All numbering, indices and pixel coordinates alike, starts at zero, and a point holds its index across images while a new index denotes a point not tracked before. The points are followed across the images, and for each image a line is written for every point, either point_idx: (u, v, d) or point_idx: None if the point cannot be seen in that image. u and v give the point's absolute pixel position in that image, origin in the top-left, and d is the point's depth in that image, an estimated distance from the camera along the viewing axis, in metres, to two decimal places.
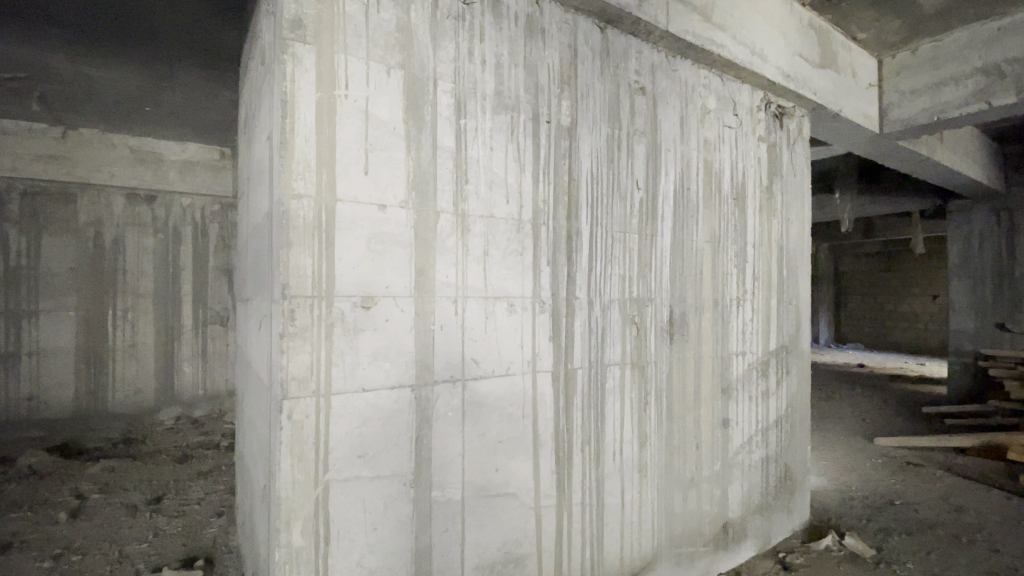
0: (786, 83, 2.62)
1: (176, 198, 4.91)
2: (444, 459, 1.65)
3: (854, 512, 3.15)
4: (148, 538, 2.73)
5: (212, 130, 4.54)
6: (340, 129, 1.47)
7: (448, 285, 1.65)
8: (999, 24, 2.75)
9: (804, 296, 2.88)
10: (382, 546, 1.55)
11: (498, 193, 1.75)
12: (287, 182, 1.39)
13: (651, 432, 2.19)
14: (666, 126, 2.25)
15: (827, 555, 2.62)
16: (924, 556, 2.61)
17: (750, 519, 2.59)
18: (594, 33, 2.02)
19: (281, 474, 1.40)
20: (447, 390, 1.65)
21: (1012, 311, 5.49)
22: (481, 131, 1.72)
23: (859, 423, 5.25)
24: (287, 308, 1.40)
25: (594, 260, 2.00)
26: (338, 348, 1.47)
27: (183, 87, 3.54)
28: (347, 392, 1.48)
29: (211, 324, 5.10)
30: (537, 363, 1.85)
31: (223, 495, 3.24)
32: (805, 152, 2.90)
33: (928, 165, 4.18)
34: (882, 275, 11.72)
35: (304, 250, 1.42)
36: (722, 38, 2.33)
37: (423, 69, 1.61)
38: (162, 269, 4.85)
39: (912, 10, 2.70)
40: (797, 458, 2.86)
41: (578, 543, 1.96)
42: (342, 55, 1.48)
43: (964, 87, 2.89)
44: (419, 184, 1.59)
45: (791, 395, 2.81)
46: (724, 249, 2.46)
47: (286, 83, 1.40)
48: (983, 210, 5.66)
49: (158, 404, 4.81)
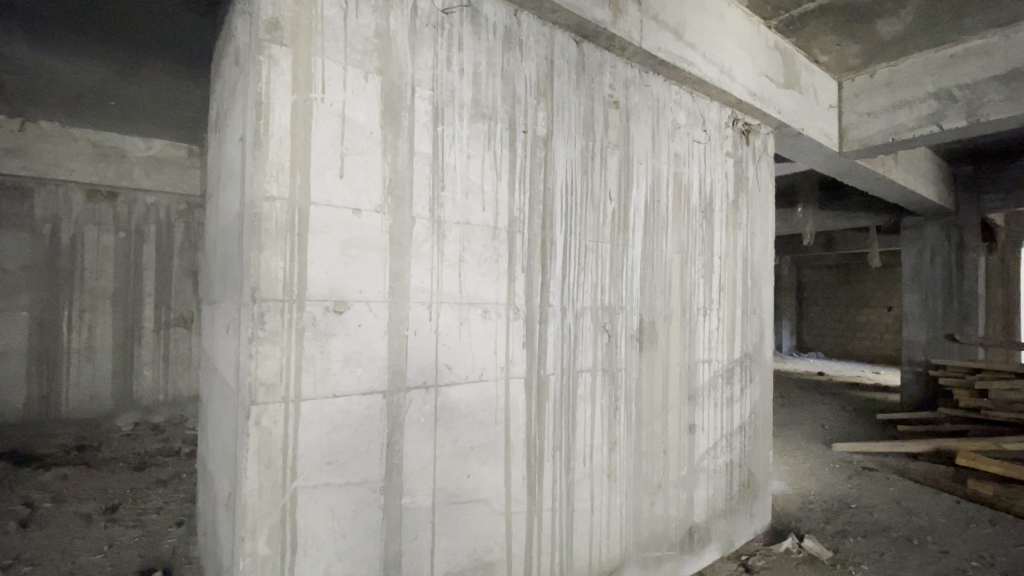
0: (752, 101, 2.73)
1: (140, 196, 4.74)
2: (415, 466, 1.65)
3: (813, 515, 3.26)
4: (104, 548, 2.62)
5: (180, 127, 4.42)
6: (316, 132, 1.47)
7: (423, 291, 1.66)
8: (951, 51, 2.93)
9: (767, 306, 2.99)
10: (350, 555, 1.53)
11: (475, 200, 1.77)
12: (260, 184, 1.38)
13: (620, 437, 2.23)
14: (638, 139, 2.31)
15: (788, 557, 2.71)
16: (878, 558, 2.72)
17: (715, 522, 2.66)
18: (571, 47, 2.07)
19: (247, 481, 1.38)
20: (419, 396, 1.65)
21: (961, 323, 5.81)
22: (459, 138, 1.74)
23: (819, 428, 5.44)
24: (257, 312, 1.38)
25: (567, 268, 2.04)
26: (310, 352, 1.45)
27: (150, 82, 3.44)
28: (318, 397, 1.47)
29: (174, 326, 4.93)
30: (510, 369, 1.87)
31: (184, 503, 3.13)
32: (770, 167, 3.01)
33: (884, 183, 4.39)
34: (842, 286, 12.21)
35: (276, 252, 1.41)
36: (693, 56, 2.42)
37: (401, 75, 1.61)
38: (123, 269, 4.68)
39: (870, 36, 2.85)
40: (758, 463, 2.94)
41: (547, 548, 1.98)
42: (319, 58, 1.48)
43: (917, 110, 3.06)
44: (396, 189, 1.60)
45: (754, 401, 2.90)
46: (692, 260, 2.53)
47: (262, 85, 1.39)
48: (935, 227, 5.98)
49: (115, 409, 4.62)
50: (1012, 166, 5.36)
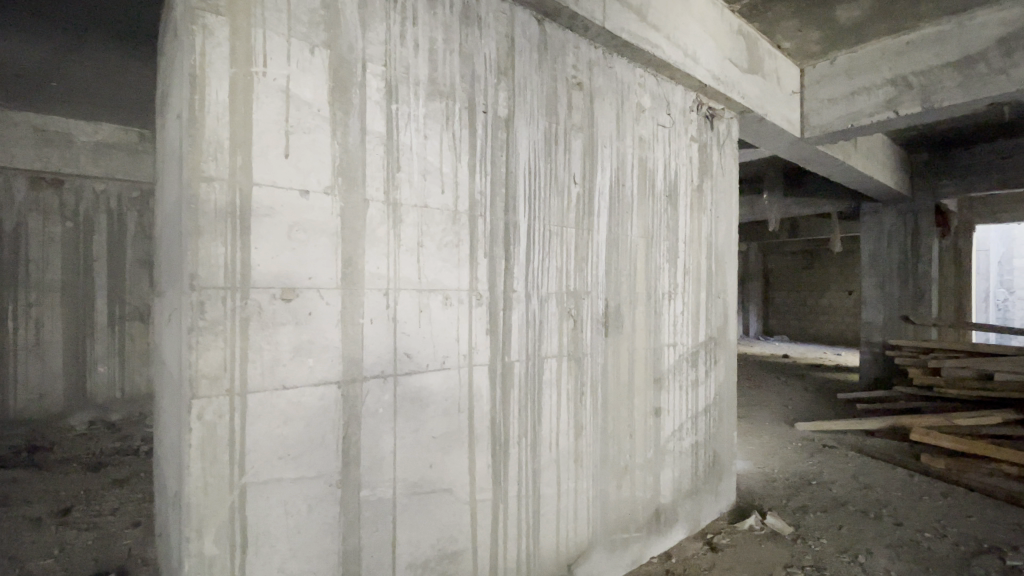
0: (715, 86, 2.73)
1: (87, 182, 4.49)
2: (374, 458, 1.60)
3: (776, 492, 3.36)
4: (54, 553, 2.49)
5: (129, 111, 4.18)
6: (258, 109, 1.38)
7: (379, 277, 1.59)
8: (906, 38, 2.98)
9: (731, 291, 3.03)
10: (306, 552, 1.48)
11: (433, 182, 1.71)
12: (196, 164, 1.29)
13: (586, 422, 2.22)
14: (603, 122, 2.28)
15: (751, 534, 2.78)
16: (836, 531, 2.82)
17: (681, 503, 2.70)
18: (532, 25, 2.01)
19: (190, 479, 1.31)
20: (377, 386, 1.60)
21: (915, 304, 6.04)
22: (415, 118, 1.67)
23: (783, 409, 5.61)
24: (197, 300, 1.30)
25: (531, 253, 2.00)
26: (256, 343, 1.38)
27: (92, 61, 3.22)
28: (266, 390, 1.40)
29: (130, 320, 4.72)
30: (473, 357, 1.83)
31: (141, 504, 3.00)
32: (734, 152, 3.03)
33: (843, 169, 4.48)
34: (805, 271, 12.60)
35: (216, 237, 1.32)
36: (656, 38, 2.39)
37: (351, 50, 1.53)
38: (71, 261, 4.44)
39: (831, 22, 2.88)
40: (723, 445, 2.99)
41: (514, 535, 1.97)
42: (260, 29, 1.38)
43: (875, 96, 3.11)
44: (347, 169, 1.52)
45: (718, 384, 2.94)
46: (657, 244, 2.53)
47: (196, 57, 1.29)
48: (892, 212, 6.18)
49: (68, 409, 4.39)
50: (964, 153, 5.56)
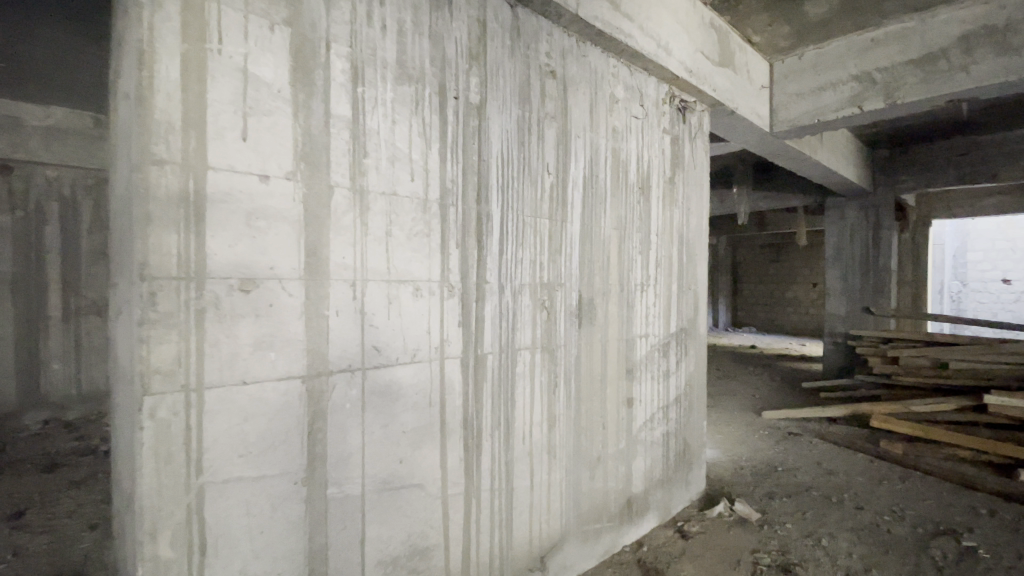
0: (688, 78, 2.73)
1: (38, 169, 4.26)
2: (341, 454, 1.55)
3: (744, 479, 3.44)
4: (5, 558, 2.36)
5: (82, 94, 3.93)
6: (214, 88, 1.31)
7: (346, 268, 1.54)
8: (871, 35, 3.04)
9: (701, 283, 3.06)
10: (270, 552, 1.43)
11: (402, 169, 1.66)
12: (145, 146, 1.21)
13: (560, 414, 2.21)
14: (576, 112, 2.26)
15: (720, 520, 2.83)
16: (801, 516, 2.90)
17: (653, 492, 2.73)
18: (504, 10, 1.97)
19: (142, 480, 1.24)
20: (344, 380, 1.55)
21: (876, 296, 6.24)
22: (382, 102, 1.61)
23: (750, 398, 5.76)
24: (148, 291, 1.23)
25: (504, 243, 1.97)
26: (212, 336, 1.32)
27: (40, 40, 3.01)
28: (225, 384, 1.34)
29: (86, 314, 4.51)
30: (445, 349, 1.80)
31: (100, 505, 2.87)
32: (705, 145, 3.05)
33: (809, 164, 4.58)
34: (773, 265, 12.95)
35: (168, 225, 1.25)
36: (630, 28, 2.37)
37: (314, 29, 1.46)
38: (21, 252, 4.21)
39: (799, 17, 2.91)
40: (694, 433, 3.04)
41: (486, 528, 1.95)
42: (214, 4, 1.30)
43: (841, 92, 3.17)
44: (310, 154, 1.46)
45: (689, 374, 2.97)
46: (629, 235, 2.53)
47: (144, 31, 1.21)
48: (855, 207, 6.37)
49: (20, 408, 4.18)
50: (923, 149, 5.75)
